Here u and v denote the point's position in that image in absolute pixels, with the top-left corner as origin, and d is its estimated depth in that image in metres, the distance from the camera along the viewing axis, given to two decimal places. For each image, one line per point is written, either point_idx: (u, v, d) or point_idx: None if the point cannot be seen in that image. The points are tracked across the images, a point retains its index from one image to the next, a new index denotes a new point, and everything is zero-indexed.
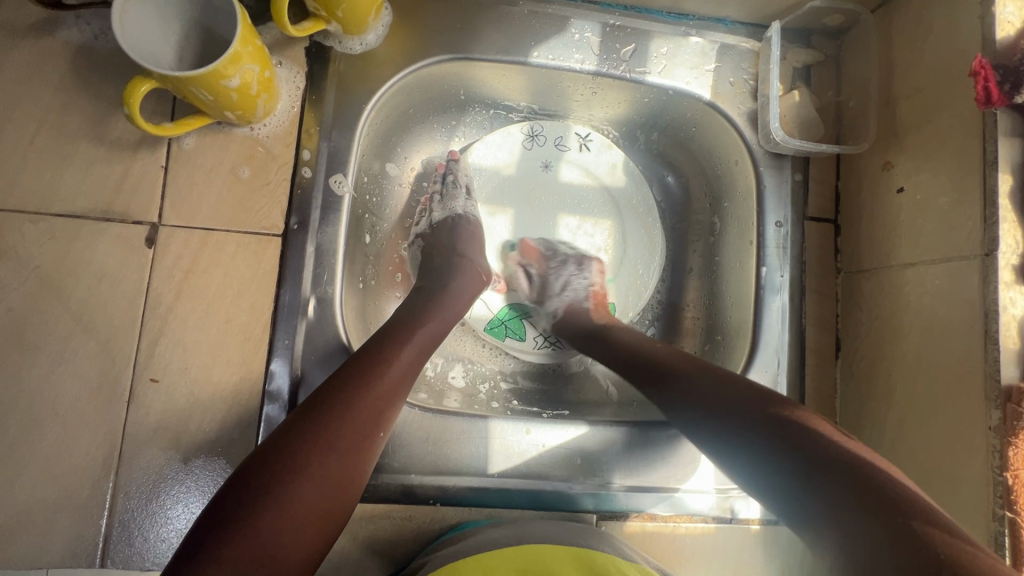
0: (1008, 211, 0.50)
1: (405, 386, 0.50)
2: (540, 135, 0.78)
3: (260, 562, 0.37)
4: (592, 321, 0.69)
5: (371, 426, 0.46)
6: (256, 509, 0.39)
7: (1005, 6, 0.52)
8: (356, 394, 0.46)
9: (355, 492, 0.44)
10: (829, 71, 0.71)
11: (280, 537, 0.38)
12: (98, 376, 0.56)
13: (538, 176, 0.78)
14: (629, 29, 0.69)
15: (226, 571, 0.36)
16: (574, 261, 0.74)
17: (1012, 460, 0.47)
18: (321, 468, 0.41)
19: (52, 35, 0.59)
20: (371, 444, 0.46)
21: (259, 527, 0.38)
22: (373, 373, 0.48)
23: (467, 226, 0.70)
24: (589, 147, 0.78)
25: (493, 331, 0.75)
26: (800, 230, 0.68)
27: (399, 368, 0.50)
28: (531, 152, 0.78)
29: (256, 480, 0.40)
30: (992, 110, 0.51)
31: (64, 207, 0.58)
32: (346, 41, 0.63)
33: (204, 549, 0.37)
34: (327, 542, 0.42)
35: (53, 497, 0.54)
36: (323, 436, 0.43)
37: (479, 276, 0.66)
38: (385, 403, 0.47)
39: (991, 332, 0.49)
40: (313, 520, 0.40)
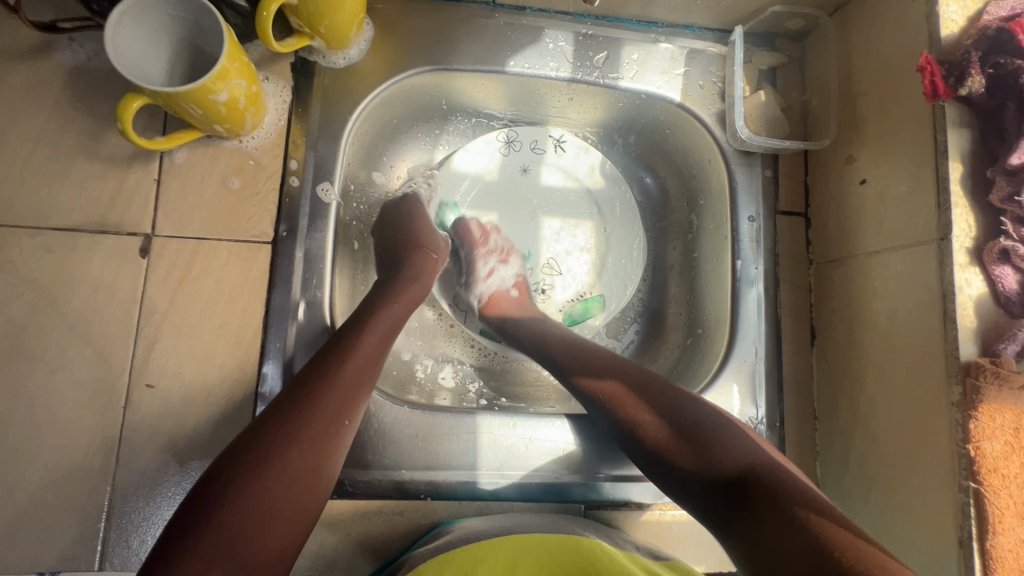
0: (960, 196, 0.53)
1: (371, 374, 0.52)
2: (516, 141, 0.80)
3: (229, 549, 0.39)
4: (510, 319, 0.71)
5: (338, 419, 0.47)
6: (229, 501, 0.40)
7: (949, 6, 0.55)
8: (321, 385, 0.48)
9: (325, 483, 0.46)
10: (793, 72, 0.74)
11: (248, 524, 0.40)
12: (95, 383, 0.58)
13: (517, 181, 0.81)
14: (600, 37, 0.72)
15: (198, 561, 0.37)
16: (496, 253, 0.75)
17: (973, 433, 0.49)
18: (287, 456, 0.43)
19: (48, 58, 0.62)
20: (339, 432, 0.47)
21: (229, 515, 0.40)
22: (336, 364, 0.50)
23: (406, 205, 0.72)
24: (563, 150, 0.81)
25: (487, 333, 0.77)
26: (772, 224, 0.71)
27: (361, 356, 0.52)
28: (507, 158, 0.80)
29: (229, 473, 0.42)
30: (941, 103, 0.54)
31: (60, 222, 0.60)
32: (330, 56, 0.66)
33: (177, 539, 0.38)
34: (300, 531, 0.43)
35: (53, 502, 0.56)
36: (291, 426, 0.45)
37: (428, 255, 0.67)
38: (351, 392, 0.49)
39: (949, 312, 0.52)
40: (281, 508, 0.42)
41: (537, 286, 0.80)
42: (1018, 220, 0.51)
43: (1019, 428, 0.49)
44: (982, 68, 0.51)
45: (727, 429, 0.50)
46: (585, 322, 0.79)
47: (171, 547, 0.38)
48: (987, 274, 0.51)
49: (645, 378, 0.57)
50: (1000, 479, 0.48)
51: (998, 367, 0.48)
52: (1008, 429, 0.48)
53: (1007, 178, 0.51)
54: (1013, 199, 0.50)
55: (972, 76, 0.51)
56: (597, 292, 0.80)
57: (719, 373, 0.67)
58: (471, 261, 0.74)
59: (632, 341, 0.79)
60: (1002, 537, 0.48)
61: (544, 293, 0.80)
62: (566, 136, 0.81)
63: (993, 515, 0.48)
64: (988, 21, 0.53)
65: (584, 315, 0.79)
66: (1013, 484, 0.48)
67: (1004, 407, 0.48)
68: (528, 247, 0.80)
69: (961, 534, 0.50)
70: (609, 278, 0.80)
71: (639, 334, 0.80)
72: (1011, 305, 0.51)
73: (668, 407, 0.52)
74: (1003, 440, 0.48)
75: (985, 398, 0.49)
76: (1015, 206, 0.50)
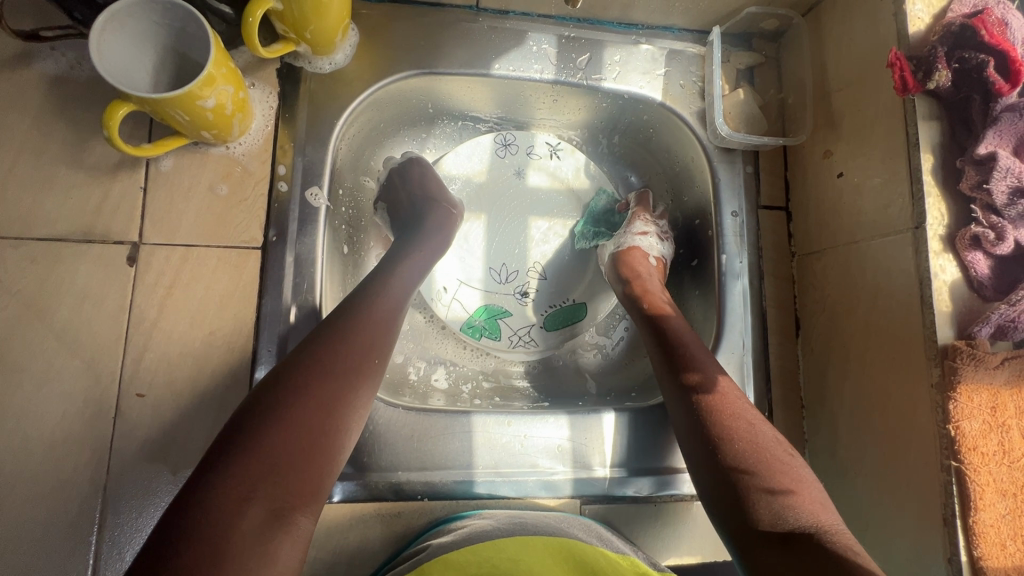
0: (932, 186, 0.55)
1: (390, 333, 0.55)
2: (513, 144, 0.82)
3: (267, 472, 0.42)
4: (641, 277, 0.70)
5: (361, 369, 0.50)
6: (260, 438, 0.43)
7: (915, 4, 0.57)
8: (347, 327, 0.52)
9: (357, 416, 0.49)
10: (770, 71, 0.77)
11: (283, 449, 0.43)
12: (84, 394, 0.57)
13: (511, 182, 0.82)
14: (583, 40, 0.73)
15: (240, 482, 0.41)
16: (660, 229, 0.76)
17: (953, 413, 0.51)
18: (319, 389, 0.47)
19: (28, 67, 0.61)
20: (368, 368, 0.51)
21: (265, 444, 0.43)
22: (363, 309, 0.54)
23: (414, 167, 0.75)
24: (559, 155, 0.83)
25: (468, 330, 0.78)
26: (754, 219, 0.73)
27: (384, 306, 0.56)
28: (504, 160, 0.82)
29: (259, 414, 0.45)
30: (911, 97, 0.56)
31: (44, 232, 0.59)
32: (316, 61, 0.67)
33: (221, 461, 0.42)
34: (332, 461, 0.46)
35: (43, 516, 0.55)
36: (323, 361, 0.49)
37: (448, 208, 0.72)
38: (376, 336, 0.53)
39: (927, 298, 0.53)
40: (314, 436, 0.45)
41: (523, 288, 0.81)
42: (988, 208, 0.53)
43: (995, 407, 0.50)
44: (948, 63, 0.54)
45: (757, 429, 0.53)
46: (567, 325, 0.81)
47: (215, 468, 0.42)
48: (960, 260, 0.53)
49: (735, 415, 0.54)
50: (980, 457, 0.50)
51: (974, 348, 0.50)
52: (986, 408, 0.50)
53: (975, 167, 0.53)
54: (982, 187, 0.52)
55: (939, 70, 0.53)
56: (582, 299, 0.82)
57: None
58: (636, 216, 0.77)
59: (621, 338, 0.81)
60: (985, 513, 0.49)
61: (530, 295, 0.81)
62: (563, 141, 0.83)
63: (975, 492, 0.50)
64: (953, 18, 0.55)
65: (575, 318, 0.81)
66: (991, 462, 0.50)
67: (980, 387, 0.50)
68: (516, 247, 0.81)
69: (946, 512, 0.51)
70: (595, 282, 0.83)
71: (628, 330, 0.81)
72: (983, 288, 0.53)
73: (717, 386, 0.56)
74: (981, 419, 0.50)
75: (963, 379, 0.50)
76: (984, 194, 0.53)
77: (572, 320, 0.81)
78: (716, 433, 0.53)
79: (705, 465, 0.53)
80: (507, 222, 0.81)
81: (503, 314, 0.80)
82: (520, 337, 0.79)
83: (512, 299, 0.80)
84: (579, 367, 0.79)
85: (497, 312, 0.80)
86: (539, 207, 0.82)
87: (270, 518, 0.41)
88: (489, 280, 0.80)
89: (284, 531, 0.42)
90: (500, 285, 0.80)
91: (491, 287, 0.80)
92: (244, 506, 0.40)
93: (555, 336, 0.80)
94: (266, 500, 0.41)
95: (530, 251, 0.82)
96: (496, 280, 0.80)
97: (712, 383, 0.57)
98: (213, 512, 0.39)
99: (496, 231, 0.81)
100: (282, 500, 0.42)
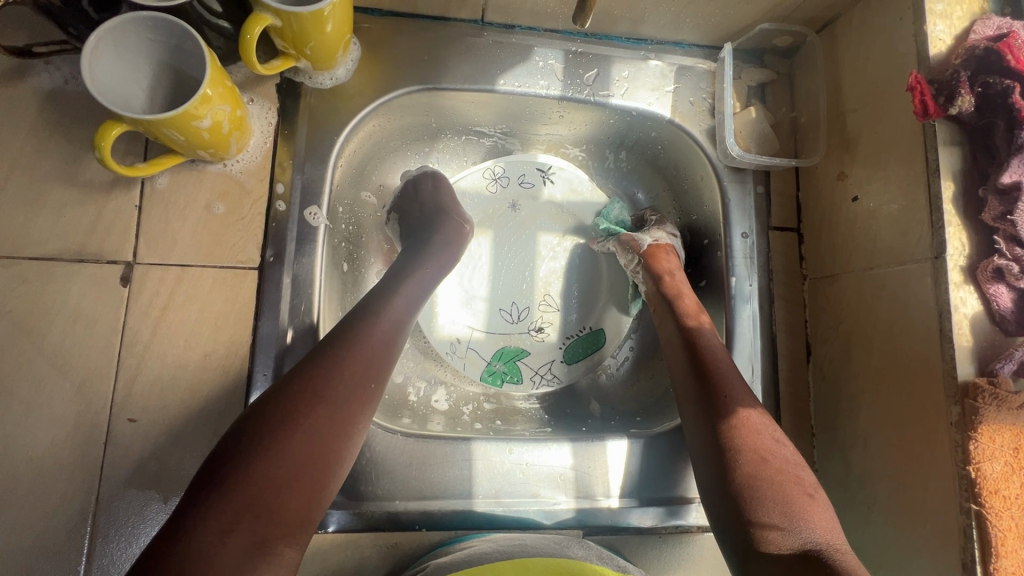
0: (952, 215, 0.53)
1: (389, 354, 0.53)
2: (503, 176, 0.80)
3: (251, 505, 0.40)
4: (669, 276, 0.68)
5: (356, 394, 0.49)
6: (248, 465, 0.42)
7: (936, 25, 0.55)
8: (344, 349, 0.50)
9: (350, 446, 0.48)
10: (782, 88, 0.75)
11: (270, 481, 0.42)
12: (74, 418, 0.56)
13: (506, 216, 0.80)
14: (590, 55, 0.72)
15: (221, 517, 0.39)
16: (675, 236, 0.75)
17: (974, 454, 0.48)
18: (311, 420, 0.45)
19: (22, 82, 0.60)
20: (364, 395, 0.49)
21: (251, 475, 0.41)
22: (362, 329, 0.52)
23: (429, 180, 0.74)
24: (552, 180, 0.81)
25: (489, 378, 0.76)
26: (765, 240, 0.71)
27: (383, 328, 0.53)
28: (496, 195, 0.80)
29: (247, 443, 0.43)
30: (931, 122, 0.54)
31: (36, 251, 0.58)
32: (316, 77, 0.65)
33: (206, 491, 0.40)
34: (321, 492, 0.45)
35: (29, 545, 0.53)
36: (316, 387, 0.47)
37: (462, 223, 0.70)
38: (374, 360, 0.51)
39: (946, 332, 0.51)
40: (303, 467, 0.43)
41: (535, 324, 0.79)
42: (1012, 239, 0.50)
43: (1018, 448, 0.48)
44: (970, 88, 0.52)
45: (775, 450, 0.52)
46: (583, 359, 0.78)
47: (199, 497, 0.40)
48: (981, 293, 0.51)
49: (755, 431, 0.53)
50: (1001, 501, 0.48)
51: (996, 387, 0.48)
52: (1008, 449, 0.48)
53: (999, 197, 0.51)
54: (1006, 218, 0.50)
55: (962, 95, 0.51)
56: (598, 325, 0.80)
57: None
58: (662, 222, 0.75)
59: (626, 358, 0.79)
60: (1006, 560, 0.47)
61: (543, 330, 0.79)
62: (552, 166, 0.80)
63: (997, 538, 0.47)
64: (976, 40, 0.53)
65: (587, 350, 0.79)
66: (1014, 506, 0.48)
67: (1002, 427, 0.48)
68: (523, 281, 0.79)
69: (965, 557, 0.49)
70: (607, 305, 0.81)
71: (633, 350, 0.80)
72: (1006, 323, 0.51)
73: (740, 402, 0.55)
74: (1002, 461, 0.48)
75: (984, 419, 0.48)
76: (1008, 225, 0.50)
77: (591, 348, 0.79)
78: (737, 444, 0.52)
79: (718, 477, 0.52)
80: (512, 252, 0.79)
81: (521, 354, 0.78)
82: (543, 376, 0.77)
83: (524, 337, 0.78)
84: (584, 390, 0.78)
85: (514, 354, 0.77)
86: (545, 228, 0.81)
87: (252, 551, 0.39)
88: (499, 320, 0.78)
89: (268, 564, 0.40)
90: (513, 326, 0.78)
91: (502, 329, 0.78)
92: (224, 541, 0.38)
93: (574, 369, 0.78)
94: (247, 532, 0.40)
95: (536, 286, 0.79)
96: (508, 320, 0.78)
97: (742, 397, 0.55)
98: (191, 547, 0.38)
99: (504, 257, 0.79)
100: (264, 533, 0.40)
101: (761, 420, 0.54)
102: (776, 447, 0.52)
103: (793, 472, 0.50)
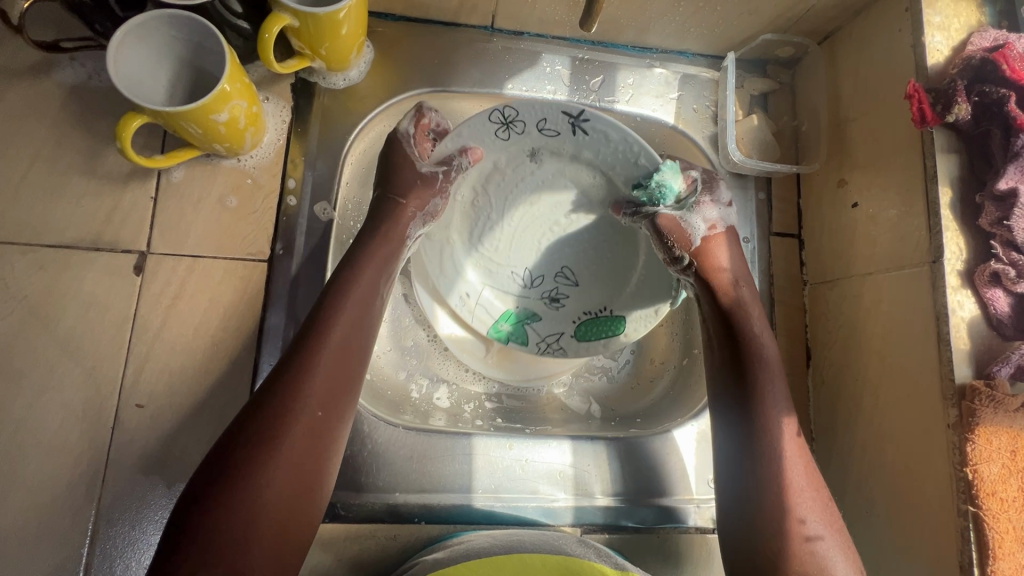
0: (950, 221, 0.54)
1: (342, 380, 0.51)
2: (518, 121, 0.68)
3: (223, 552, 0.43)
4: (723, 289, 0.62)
5: (310, 431, 0.48)
6: (213, 515, 0.44)
7: (934, 36, 0.57)
8: (295, 382, 0.49)
9: (318, 478, 0.48)
10: (784, 96, 0.76)
11: (237, 528, 0.44)
12: (84, 404, 0.57)
13: (525, 168, 0.71)
14: (597, 62, 0.74)
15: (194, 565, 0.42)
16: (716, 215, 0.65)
17: (971, 456, 0.49)
18: (266, 463, 0.46)
19: (47, 77, 0.62)
20: (321, 429, 0.49)
21: (218, 523, 0.43)
22: (312, 352, 0.50)
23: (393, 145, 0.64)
24: (584, 129, 0.67)
25: (495, 334, 0.73)
26: (766, 245, 0.72)
27: (335, 345, 0.52)
28: (509, 143, 0.69)
29: (210, 490, 0.45)
30: (929, 129, 0.55)
31: (53, 239, 0.60)
32: (330, 77, 0.67)
33: (183, 539, 0.43)
34: (299, 527, 0.47)
35: (34, 526, 0.54)
36: (268, 428, 0.47)
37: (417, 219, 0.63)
38: (327, 388, 0.50)
39: (943, 334, 0.52)
40: (268, 510, 0.45)
41: (551, 292, 0.74)
42: (1008, 244, 0.51)
43: (1014, 450, 0.49)
44: (967, 97, 0.53)
45: (806, 501, 0.52)
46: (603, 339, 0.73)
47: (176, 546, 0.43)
48: (979, 296, 0.52)
49: (791, 470, 0.53)
50: (998, 503, 0.48)
51: (993, 390, 0.49)
52: (1005, 452, 0.48)
53: (995, 203, 0.52)
54: (1002, 223, 0.51)
55: (959, 103, 0.53)
56: (621, 312, 0.73)
57: None
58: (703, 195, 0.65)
59: (628, 360, 0.78)
60: (1002, 562, 0.47)
61: (559, 301, 0.74)
62: (585, 115, 0.67)
63: (993, 540, 0.48)
64: (972, 51, 0.54)
65: (609, 330, 0.73)
66: (1010, 508, 0.48)
67: (999, 429, 0.48)
68: (535, 243, 0.73)
69: (962, 559, 0.49)
70: (637, 291, 0.74)
71: (635, 353, 0.78)
72: (1002, 327, 0.51)
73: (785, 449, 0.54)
74: (1000, 463, 0.48)
75: (981, 421, 0.49)
76: (1004, 231, 0.51)
77: (607, 332, 0.73)
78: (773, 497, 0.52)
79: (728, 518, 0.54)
80: (523, 216, 0.72)
81: (530, 318, 0.74)
82: (550, 344, 0.73)
83: (537, 302, 0.74)
84: (585, 390, 0.77)
85: (527, 316, 0.74)
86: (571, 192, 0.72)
87: None
88: (512, 283, 0.73)
89: None
90: (526, 289, 0.74)
91: (514, 292, 0.74)
92: None
93: (584, 347, 0.74)
94: None
95: (558, 252, 0.73)
96: (521, 283, 0.73)
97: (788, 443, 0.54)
98: None
99: (519, 222, 0.72)
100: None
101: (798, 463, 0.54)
102: (809, 495, 0.53)
103: (823, 519, 0.52)
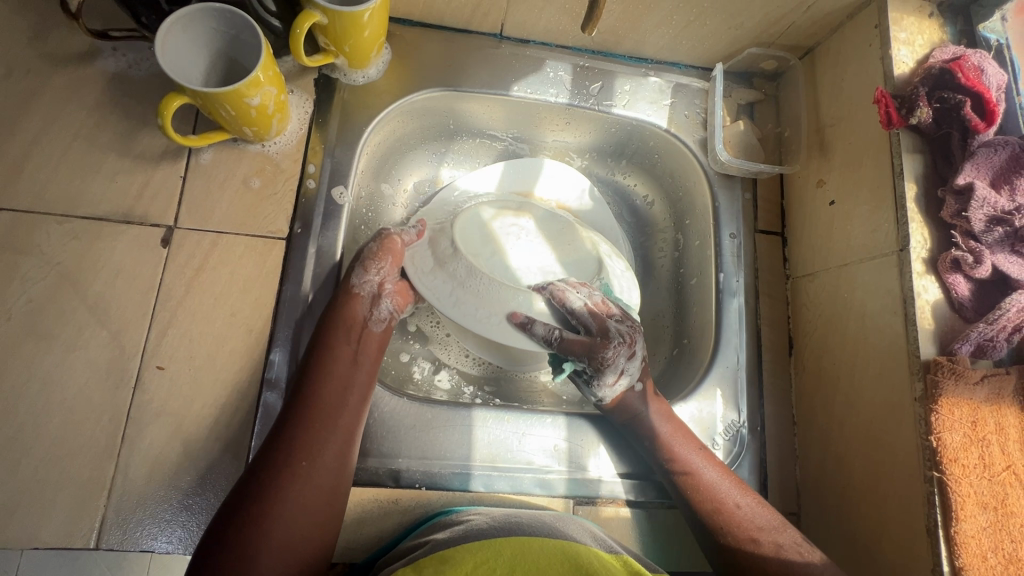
0: (915, 213, 0.59)
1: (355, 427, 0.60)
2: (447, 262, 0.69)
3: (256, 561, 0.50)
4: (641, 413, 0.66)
5: (332, 468, 0.56)
6: (246, 530, 0.50)
7: (900, 50, 0.63)
8: (320, 423, 0.57)
9: (337, 505, 0.56)
10: (769, 106, 0.82)
11: (268, 543, 0.51)
12: (107, 364, 0.61)
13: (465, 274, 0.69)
14: (596, 69, 0.80)
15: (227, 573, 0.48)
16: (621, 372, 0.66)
17: (935, 425, 0.53)
18: (294, 491, 0.53)
19: (90, 65, 0.68)
20: (340, 465, 0.57)
21: (251, 538, 0.50)
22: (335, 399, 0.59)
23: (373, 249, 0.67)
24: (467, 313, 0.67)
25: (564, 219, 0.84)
26: (751, 242, 0.77)
27: (353, 393, 0.60)
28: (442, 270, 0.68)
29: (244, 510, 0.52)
30: (895, 131, 0.61)
31: (87, 211, 0.64)
32: (351, 74, 0.73)
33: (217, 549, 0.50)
34: (319, 547, 0.54)
35: (55, 478, 0.57)
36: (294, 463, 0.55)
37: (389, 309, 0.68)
38: (343, 432, 0.58)
39: (909, 315, 0.57)
40: (295, 530, 0.52)
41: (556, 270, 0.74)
42: (967, 234, 0.56)
43: (975, 421, 0.53)
44: (927, 102, 0.59)
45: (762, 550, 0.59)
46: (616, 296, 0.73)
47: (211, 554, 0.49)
48: (942, 282, 0.57)
49: (740, 525, 0.60)
50: (961, 468, 0.52)
51: (955, 363, 0.53)
52: (966, 421, 0.52)
53: (955, 197, 0.57)
54: (961, 215, 0.56)
55: (921, 107, 0.58)
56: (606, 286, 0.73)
57: (703, 379, 0.71)
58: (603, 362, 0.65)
59: None
60: (965, 524, 0.51)
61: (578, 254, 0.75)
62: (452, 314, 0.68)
63: (956, 502, 0.51)
64: (932, 63, 0.61)
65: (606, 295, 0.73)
66: (972, 474, 0.52)
67: (960, 401, 0.53)
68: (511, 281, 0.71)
69: (929, 523, 0.53)
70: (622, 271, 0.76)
71: None
72: (964, 309, 0.56)
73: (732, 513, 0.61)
74: (962, 432, 0.52)
75: (944, 393, 0.53)
76: (963, 222, 0.56)
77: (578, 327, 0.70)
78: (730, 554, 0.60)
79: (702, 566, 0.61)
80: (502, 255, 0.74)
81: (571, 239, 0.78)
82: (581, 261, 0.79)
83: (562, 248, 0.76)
84: None
85: None
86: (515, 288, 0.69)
87: None
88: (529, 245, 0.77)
89: None
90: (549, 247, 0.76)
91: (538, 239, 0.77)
92: None
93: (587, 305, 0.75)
94: None
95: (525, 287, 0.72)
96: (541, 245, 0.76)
97: (739, 515, 0.61)
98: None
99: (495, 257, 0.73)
100: None
101: (749, 522, 0.60)
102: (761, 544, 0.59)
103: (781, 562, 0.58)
